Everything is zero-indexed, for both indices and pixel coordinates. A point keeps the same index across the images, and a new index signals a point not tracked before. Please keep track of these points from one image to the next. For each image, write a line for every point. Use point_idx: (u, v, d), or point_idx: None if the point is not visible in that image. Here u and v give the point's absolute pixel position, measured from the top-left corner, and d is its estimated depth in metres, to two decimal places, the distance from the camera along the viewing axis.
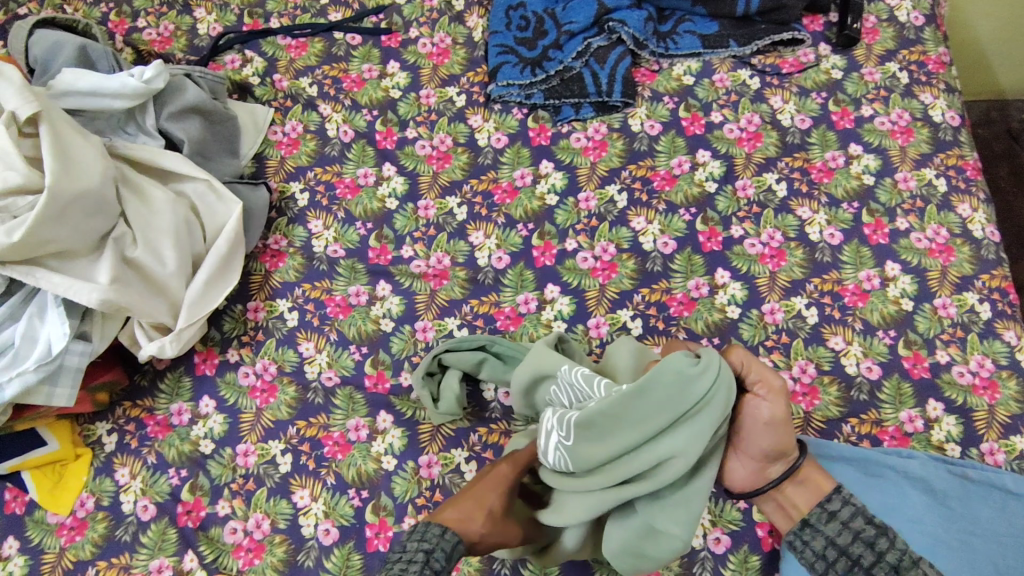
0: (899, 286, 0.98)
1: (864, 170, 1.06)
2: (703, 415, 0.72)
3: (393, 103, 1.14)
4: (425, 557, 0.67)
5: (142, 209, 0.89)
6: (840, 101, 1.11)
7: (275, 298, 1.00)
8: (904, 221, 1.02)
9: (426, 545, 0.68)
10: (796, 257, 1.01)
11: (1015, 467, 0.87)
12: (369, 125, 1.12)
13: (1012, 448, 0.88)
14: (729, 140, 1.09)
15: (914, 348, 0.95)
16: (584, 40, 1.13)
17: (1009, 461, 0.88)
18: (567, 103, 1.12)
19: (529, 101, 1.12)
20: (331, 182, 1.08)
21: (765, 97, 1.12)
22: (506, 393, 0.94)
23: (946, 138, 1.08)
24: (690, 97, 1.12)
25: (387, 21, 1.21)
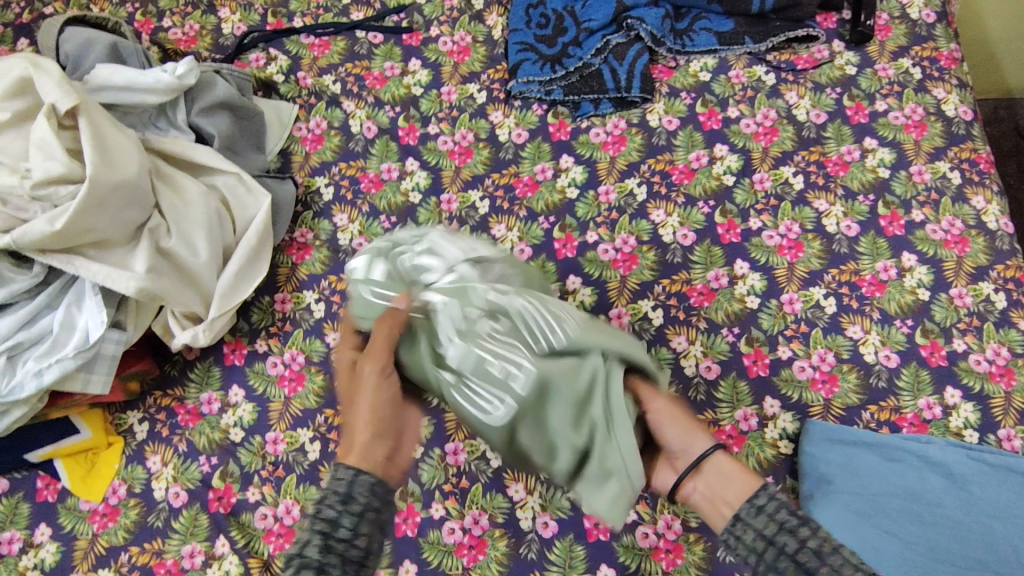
0: (916, 276, 1.00)
1: (879, 163, 1.08)
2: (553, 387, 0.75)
3: (415, 100, 1.16)
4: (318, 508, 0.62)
5: (176, 201, 0.91)
6: (855, 96, 1.13)
7: (302, 290, 1.02)
8: (919, 213, 1.04)
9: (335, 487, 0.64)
10: (814, 248, 1.03)
11: None
12: (392, 121, 1.15)
13: None
14: (746, 134, 1.11)
15: (931, 337, 0.96)
16: (603, 37, 1.15)
17: None
18: (587, 99, 1.14)
19: (549, 97, 1.14)
20: (356, 176, 1.10)
21: (780, 93, 1.14)
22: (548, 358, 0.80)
23: (959, 132, 1.10)
24: (707, 92, 1.15)
25: (408, 20, 1.23)
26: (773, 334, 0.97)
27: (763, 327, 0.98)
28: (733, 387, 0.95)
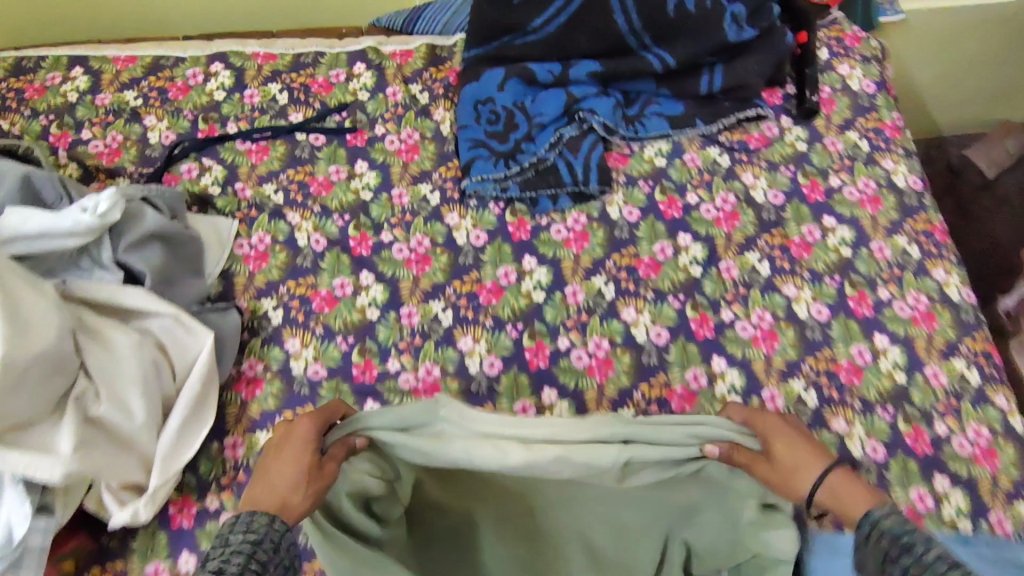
0: (890, 358, 0.99)
1: (841, 242, 1.08)
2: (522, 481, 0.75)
3: (365, 205, 1.10)
4: (251, 548, 0.61)
5: (105, 358, 0.81)
6: (809, 173, 1.14)
7: (253, 431, 0.93)
8: (885, 291, 1.04)
9: (253, 536, 0.62)
10: (788, 337, 1.01)
11: None
12: (342, 231, 1.08)
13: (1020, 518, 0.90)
14: (707, 221, 1.10)
15: (913, 423, 0.95)
16: (556, 131, 1.11)
17: None
18: (545, 195, 1.10)
19: (505, 195, 1.10)
20: (306, 295, 1.03)
21: (736, 174, 1.14)
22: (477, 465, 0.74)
23: (911, 203, 1.12)
24: (664, 179, 1.13)
25: (351, 119, 1.18)
26: None
27: None
28: None
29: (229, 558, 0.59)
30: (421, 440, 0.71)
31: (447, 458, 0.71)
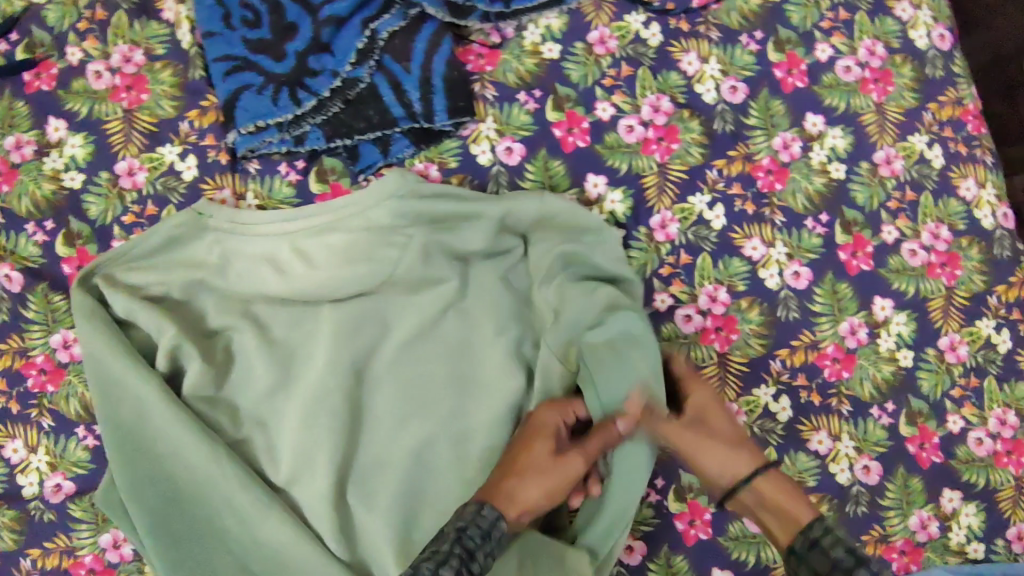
0: (893, 332, 0.71)
1: (830, 157, 0.72)
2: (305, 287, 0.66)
3: (77, 200, 0.67)
4: (456, 535, 0.52)
5: None
6: (783, 41, 0.73)
7: None
8: (892, 229, 0.72)
9: (459, 522, 0.54)
10: (750, 322, 0.70)
11: None
12: (48, 251, 0.67)
13: None
14: (629, 147, 0.70)
15: (919, 423, 0.71)
16: (363, 26, 0.64)
17: None
18: (365, 141, 0.67)
19: (302, 148, 0.67)
20: (13, 369, 0.66)
21: (672, 60, 0.72)
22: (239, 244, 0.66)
23: (935, 75, 0.74)
24: (559, 81, 0.70)
25: (24, 41, 0.70)
26: None
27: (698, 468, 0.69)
28: (666, 563, 0.68)
29: (439, 542, 0.52)
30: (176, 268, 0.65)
31: (196, 255, 0.66)
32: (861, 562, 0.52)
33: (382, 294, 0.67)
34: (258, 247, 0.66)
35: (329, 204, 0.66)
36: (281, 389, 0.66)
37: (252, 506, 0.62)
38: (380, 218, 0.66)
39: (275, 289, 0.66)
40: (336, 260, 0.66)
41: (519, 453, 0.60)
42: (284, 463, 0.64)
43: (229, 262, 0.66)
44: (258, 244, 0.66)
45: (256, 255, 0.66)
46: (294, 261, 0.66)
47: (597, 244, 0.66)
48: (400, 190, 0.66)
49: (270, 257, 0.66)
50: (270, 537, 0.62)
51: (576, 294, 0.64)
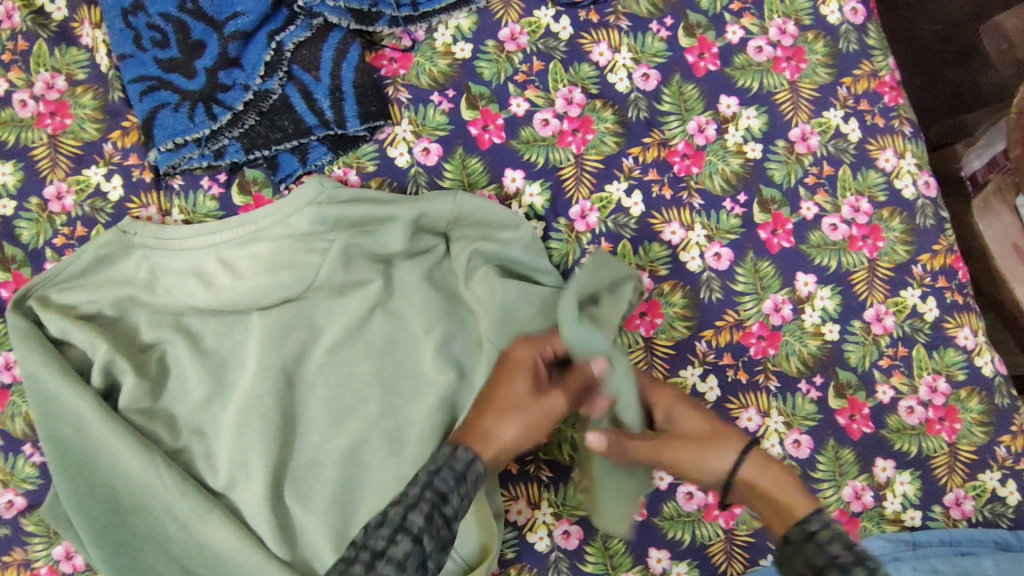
0: (818, 307, 0.71)
1: (745, 137, 0.72)
2: (234, 298, 0.68)
3: (7, 225, 0.69)
4: (427, 479, 0.50)
5: None
6: (693, 25, 0.74)
7: None
8: (811, 205, 0.72)
9: (431, 465, 0.51)
10: (674, 306, 0.71)
11: (986, 514, 0.70)
12: None
13: (981, 491, 0.70)
14: (544, 140, 0.71)
15: (847, 395, 0.71)
16: (270, 39, 0.67)
17: (979, 507, 0.70)
18: (283, 151, 0.69)
19: (222, 161, 0.69)
20: None
21: (583, 52, 0.73)
22: (166, 259, 0.68)
23: (849, 49, 0.75)
24: (472, 80, 0.72)
25: None
26: None
27: None
28: (603, 546, 0.66)
29: (407, 487, 0.50)
30: (106, 287, 0.67)
31: (127, 273, 0.68)
32: (861, 552, 0.50)
33: (310, 298, 0.68)
34: (185, 260, 0.68)
35: (250, 215, 0.68)
36: (216, 397, 0.67)
37: (192, 510, 0.63)
38: (301, 223, 0.67)
39: (205, 301, 0.68)
40: (262, 268, 0.68)
41: (497, 388, 0.58)
42: (223, 468, 0.65)
43: (157, 277, 0.68)
44: (186, 257, 0.68)
45: (185, 268, 0.68)
46: (221, 272, 0.68)
47: (516, 239, 0.67)
48: (319, 197, 0.67)
49: (197, 269, 0.68)
50: (211, 541, 0.63)
51: (509, 287, 0.66)
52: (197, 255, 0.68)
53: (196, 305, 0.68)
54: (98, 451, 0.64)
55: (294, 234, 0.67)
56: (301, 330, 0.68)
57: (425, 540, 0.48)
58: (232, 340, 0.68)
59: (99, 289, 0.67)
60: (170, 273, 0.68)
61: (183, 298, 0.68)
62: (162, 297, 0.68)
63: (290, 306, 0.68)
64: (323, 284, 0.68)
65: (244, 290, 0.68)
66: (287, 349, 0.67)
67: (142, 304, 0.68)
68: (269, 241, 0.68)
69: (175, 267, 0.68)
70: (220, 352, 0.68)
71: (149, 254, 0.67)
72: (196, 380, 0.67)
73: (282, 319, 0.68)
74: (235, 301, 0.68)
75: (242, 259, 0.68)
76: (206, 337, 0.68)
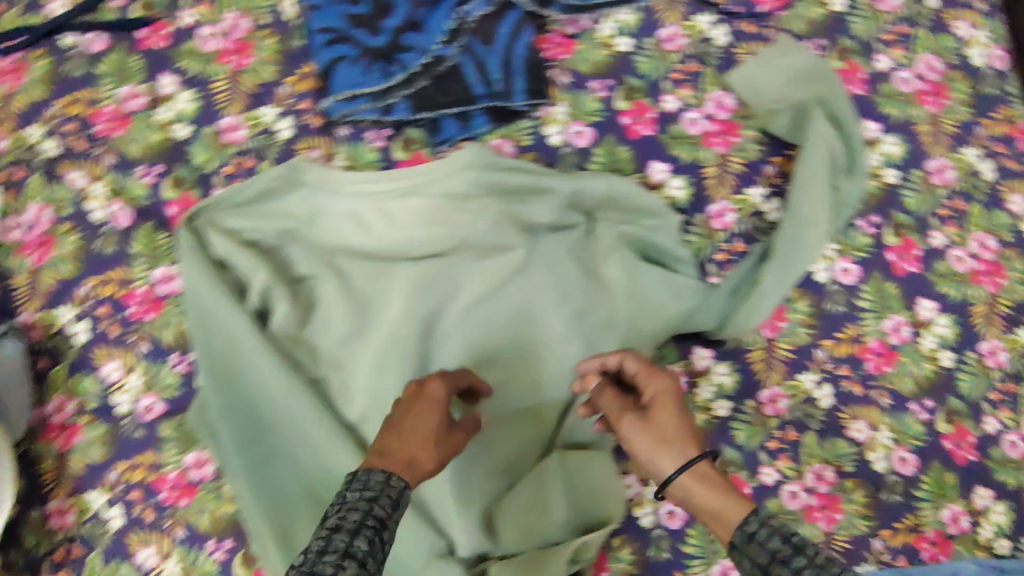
0: (936, 333, 0.74)
1: (884, 162, 0.76)
2: (385, 246, 0.72)
3: (182, 149, 0.74)
4: (370, 505, 0.50)
5: None
6: (845, 49, 0.77)
7: (83, 492, 0.72)
8: (940, 234, 0.75)
9: (368, 493, 0.51)
10: (798, 312, 0.74)
11: None
12: (154, 193, 0.73)
13: None
14: (692, 138, 0.75)
15: (956, 421, 0.73)
16: (455, 11, 0.72)
17: None
18: (447, 114, 0.73)
19: (389, 117, 0.73)
20: (116, 298, 0.73)
21: (738, 60, 0.76)
22: (328, 200, 0.72)
23: (990, 92, 0.78)
24: (630, 73, 0.75)
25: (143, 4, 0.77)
26: (753, 451, 0.72)
27: (737, 443, 0.72)
28: (704, 532, 0.72)
29: (347, 513, 0.50)
30: (270, 217, 0.72)
31: (289, 208, 0.72)
32: (797, 551, 0.52)
33: (455, 255, 0.72)
34: (346, 204, 0.72)
35: (411, 170, 0.72)
36: (355, 334, 0.71)
37: (327, 437, 0.68)
38: (459, 184, 0.72)
39: (359, 245, 0.73)
40: (415, 221, 0.72)
41: (404, 418, 0.58)
42: (357, 402, 0.69)
43: (318, 216, 0.73)
44: (346, 201, 0.72)
45: (345, 212, 0.73)
46: (377, 220, 0.72)
47: (658, 227, 0.71)
48: (479, 162, 0.71)
49: (355, 214, 0.73)
50: (342, 466, 0.67)
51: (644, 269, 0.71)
52: (356, 201, 0.72)
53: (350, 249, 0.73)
54: (249, 369, 0.69)
55: (450, 194, 0.72)
56: (443, 282, 0.71)
57: (370, 562, 0.47)
58: (376, 283, 0.72)
59: (264, 220, 0.72)
60: (330, 215, 0.73)
61: (340, 239, 0.73)
62: (318, 235, 0.73)
63: (436, 259, 0.71)
64: (470, 243, 0.72)
65: (396, 240, 0.72)
66: (428, 298, 0.71)
67: (301, 239, 0.72)
68: (425, 197, 0.72)
69: (335, 209, 0.72)
70: (364, 293, 0.72)
71: (313, 193, 0.72)
72: (341, 317, 0.71)
73: (427, 271, 0.71)
74: (386, 249, 0.72)
75: (397, 211, 0.72)
76: (353, 278, 0.72)
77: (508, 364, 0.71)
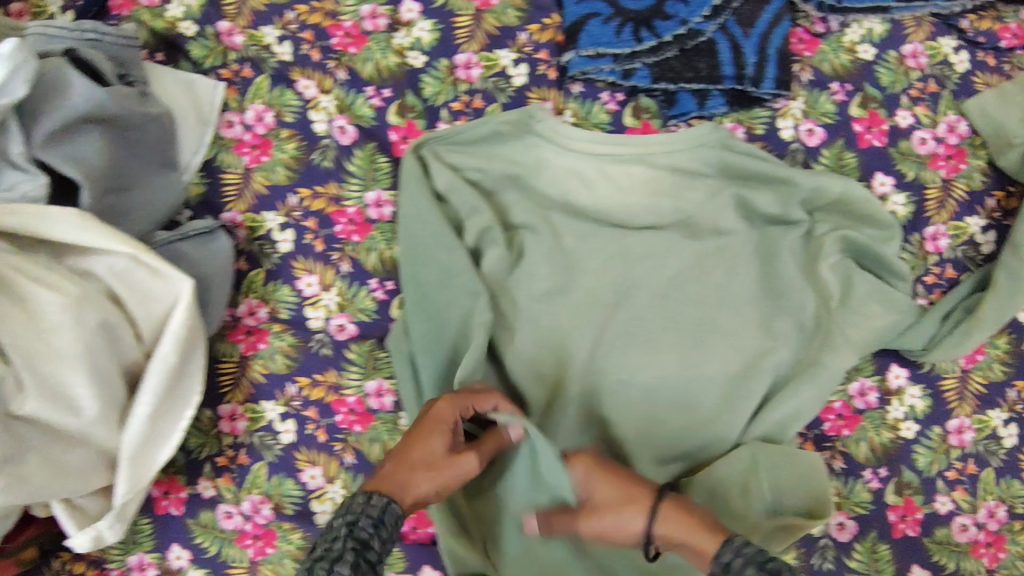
0: None
1: None
2: (604, 209, 0.71)
3: (415, 76, 0.73)
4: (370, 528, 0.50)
5: (26, 326, 0.55)
6: None
7: (257, 401, 0.71)
8: None
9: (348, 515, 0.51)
10: (996, 348, 0.74)
11: None
12: (379, 115, 0.72)
13: None
14: (919, 157, 0.74)
15: None
16: None
17: None
18: (687, 90, 0.72)
19: (628, 83, 0.72)
20: (326, 213, 0.71)
21: (973, 89, 0.76)
22: (557, 153, 0.71)
23: None
24: (869, 82, 0.75)
25: None
26: (931, 477, 0.72)
27: (917, 467, 0.72)
28: (871, 549, 0.70)
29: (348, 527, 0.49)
30: (496, 160, 0.71)
31: (516, 154, 0.72)
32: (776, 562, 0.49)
33: (673, 232, 0.71)
34: (574, 160, 0.71)
35: (645, 138, 0.71)
36: (562, 293, 0.70)
37: None
38: (691, 161, 0.71)
39: (578, 202, 0.72)
40: (639, 190, 0.71)
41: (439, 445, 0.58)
42: (556, 359, 0.69)
43: (543, 167, 0.72)
44: (575, 158, 0.71)
45: (570, 168, 0.72)
46: (601, 182, 0.71)
47: (883, 238, 0.71)
48: (716, 143, 0.71)
49: (580, 172, 0.72)
50: None
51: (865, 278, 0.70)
52: (584, 159, 0.71)
53: (568, 204, 0.72)
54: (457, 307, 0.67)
55: (678, 169, 0.71)
56: (658, 258, 0.71)
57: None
58: (591, 246, 0.71)
59: (491, 161, 0.71)
60: (555, 167, 0.72)
61: (560, 194, 0.72)
62: (539, 186, 0.72)
63: (654, 233, 0.71)
64: (691, 222, 0.71)
65: (617, 205, 0.71)
66: (641, 271, 0.70)
67: (521, 188, 0.72)
68: (653, 168, 0.71)
69: (561, 163, 0.72)
70: (576, 253, 0.71)
71: (544, 145, 0.71)
72: (554, 274, 0.70)
73: (643, 243, 0.71)
74: (605, 212, 0.71)
75: (622, 177, 0.71)
76: (568, 237, 0.71)
77: (707, 352, 0.69)
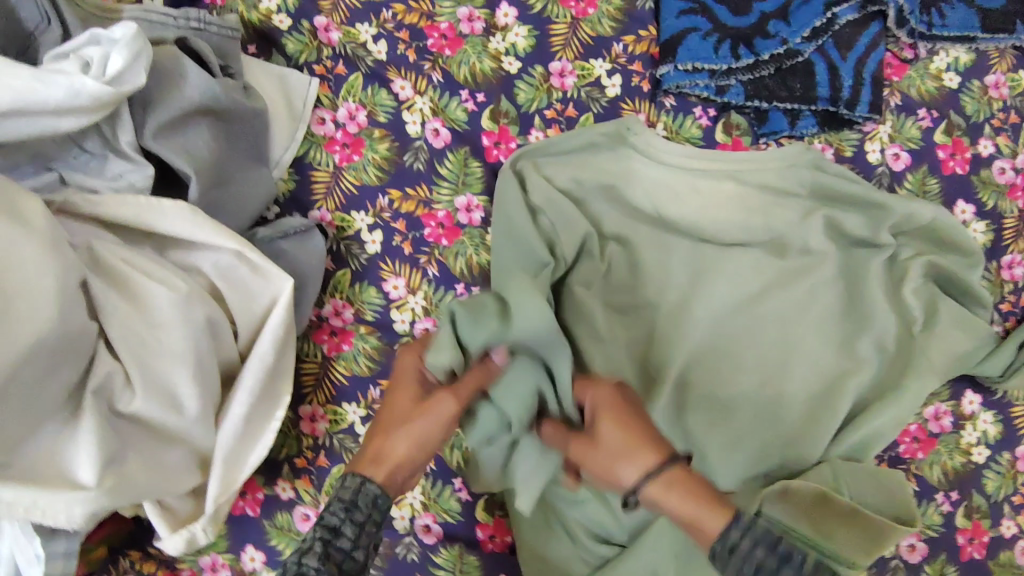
0: None
1: None
2: (693, 223, 0.71)
3: (510, 82, 0.73)
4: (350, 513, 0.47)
5: (135, 321, 0.54)
6: None
7: (339, 402, 0.69)
8: None
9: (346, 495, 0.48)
10: None
11: None
12: (473, 119, 0.72)
13: None
14: (999, 186, 0.76)
15: None
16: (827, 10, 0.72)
17: None
18: (779, 109, 0.73)
19: (721, 99, 0.73)
20: (416, 216, 0.71)
21: None
22: (650, 165, 0.71)
23: None
24: (954, 110, 0.76)
25: None
26: (999, 501, 0.73)
27: (986, 492, 0.73)
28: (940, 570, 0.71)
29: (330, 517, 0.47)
30: (589, 171, 0.71)
31: (609, 165, 0.72)
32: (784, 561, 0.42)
33: (761, 249, 0.71)
34: (665, 173, 0.71)
35: (737, 156, 0.72)
36: (650, 306, 0.70)
37: None
38: (783, 179, 0.71)
39: (668, 215, 0.71)
40: (729, 205, 0.71)
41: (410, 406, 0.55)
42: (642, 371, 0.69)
43: (636, 179, 0.72)
44: (668, 171, 0.72)
45: (661, 181, 0.72)
46: (692, 197, 0.71)
47: (966, 265, 0.72)
48: (808, 163, 0.71)
49: (672, 185, 0.72)
50: None
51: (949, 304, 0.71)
52: (675, 172, 0.71)
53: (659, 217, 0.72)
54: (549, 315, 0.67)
55: (768, 187, 0.72)
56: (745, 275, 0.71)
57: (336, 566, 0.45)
58: (680, 259, 0.71)
59: (584, 171, 0.71)
60: (647, 179, 0.72)
61: (651, 206, 0.72)
62: (630, 197, 0.72)
63: (743, 249, 0.71)
64: (781, 241, 0.71)
65: (707, 219, 0.71)
66: (729, 286, 0.70)
67: (612, 199, 0.72)
68: (744, 184, 0.72)
69: (652, 175, 0.72)
70: (665, 266, 0.71)
71: (637, 156, 0.71)
72: (642, 285, 0.70)
73: (732, 258, 0.71)
74: (695, 226, 0.71)
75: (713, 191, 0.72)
76: (659, 249, 0.71)
77: (791, 371, 0.69)
